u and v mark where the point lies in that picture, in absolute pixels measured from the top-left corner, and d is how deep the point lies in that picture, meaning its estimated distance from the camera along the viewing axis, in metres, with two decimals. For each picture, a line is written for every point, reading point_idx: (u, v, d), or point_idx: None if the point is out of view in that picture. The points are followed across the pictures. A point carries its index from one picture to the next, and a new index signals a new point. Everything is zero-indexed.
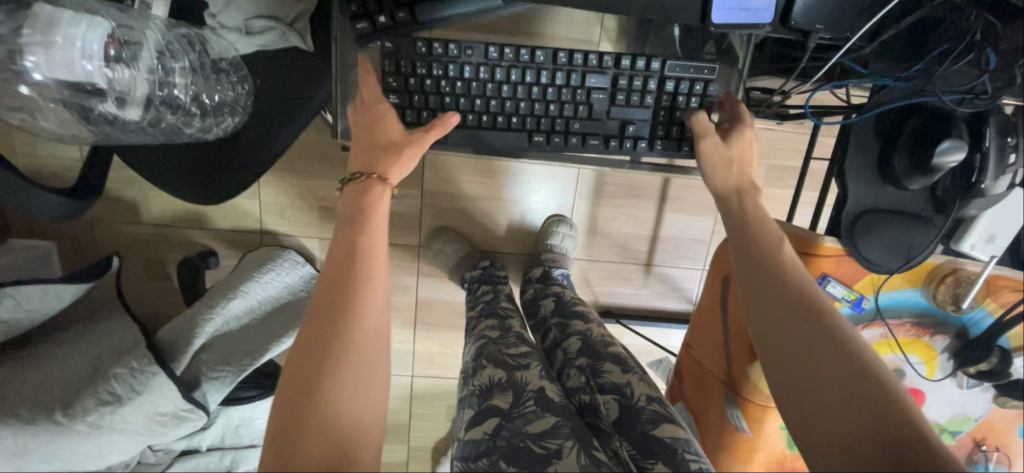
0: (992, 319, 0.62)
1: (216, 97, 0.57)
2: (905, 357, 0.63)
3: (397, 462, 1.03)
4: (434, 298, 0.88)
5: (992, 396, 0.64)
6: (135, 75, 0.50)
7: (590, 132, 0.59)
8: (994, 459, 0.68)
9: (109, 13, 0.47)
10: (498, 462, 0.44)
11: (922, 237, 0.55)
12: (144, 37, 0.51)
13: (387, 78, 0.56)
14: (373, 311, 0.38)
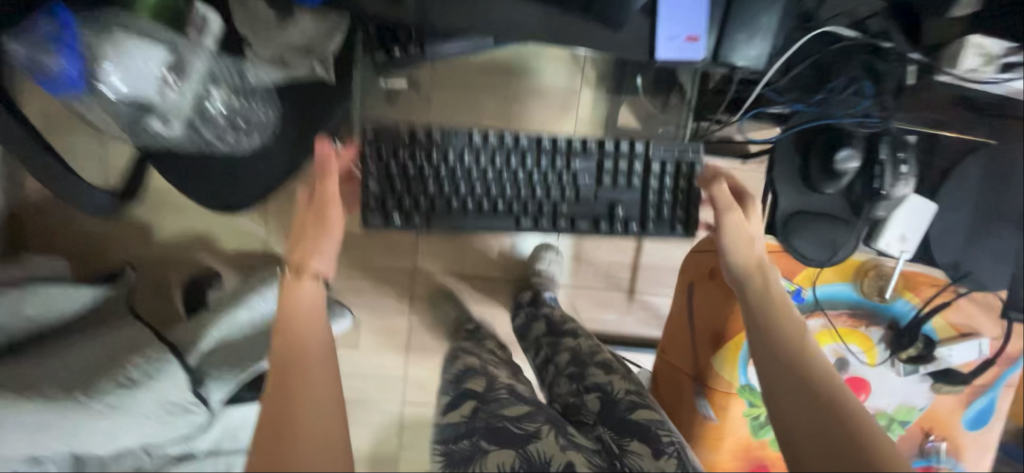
0: (914, 309, 0.67)
1: (249, 118, 0.67)
2: (847, 346, 0.67)
3: None
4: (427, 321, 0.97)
5: (929, 385, 0.68)
6: (182, 96, 0.60)
7: (579, 215, 0.67)
8: (944, 450, 0.69)
9: (171, 43, 0.58)
10: (478, 441, 0.54)
11: (842, 235, 0.62)
12: (196, 62, 0.60)
13: (366, 164, 0.64)
14: (312, 354, 0.48)
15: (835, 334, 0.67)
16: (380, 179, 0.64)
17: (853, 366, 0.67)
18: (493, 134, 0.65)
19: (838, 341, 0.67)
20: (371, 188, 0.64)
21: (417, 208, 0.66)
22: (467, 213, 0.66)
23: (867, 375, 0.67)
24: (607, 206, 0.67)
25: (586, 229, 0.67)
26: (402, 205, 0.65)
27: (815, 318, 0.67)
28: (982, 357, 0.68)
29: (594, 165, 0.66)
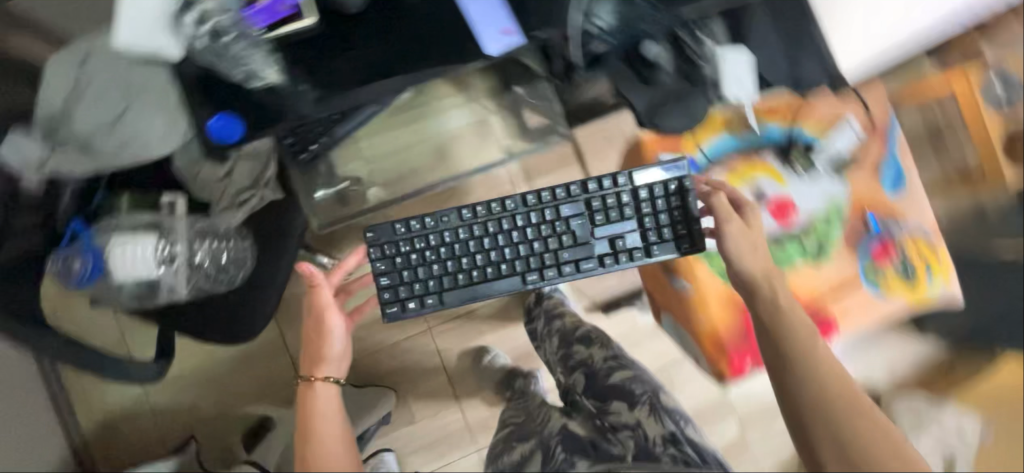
0: (781, 125, 0.81)
1: (228, 256, 0.83)
2: (754, 181, 0.79)
3: None
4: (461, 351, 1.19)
5: (841, 176, 0.78)
6: (175, 267, 0.79)
7: (580, 256, 0.81)
8: (892, 222, 0.77)
9: (156, 220, 0.78)
10: (509, 435, 0.97)
11: (697, 101, 0.76)
12: (176, 228, 0.79)
13: (377, 262, 0.81)
14: (326, 424, 0.67)
15: (737, 176, 0.80)
16: (389, 274, 0.81)
17: (770, 194, 0.78)
18: (477, 208, 0.81)
19: (742, 180, 0.79)
20: (382, 284, 0.81)
21: (430, 289, 0.82)
22: (475, 282, 0.82)
23: (789, 198, 0.78)
24: (608, 241, 0.81)
25: (590, 267, 0.81)
26: (415, 291, 0.82)
27: (715, 173, 0.80)
28: (859, 135, 0.79)
29: (582, 206, 0.81)
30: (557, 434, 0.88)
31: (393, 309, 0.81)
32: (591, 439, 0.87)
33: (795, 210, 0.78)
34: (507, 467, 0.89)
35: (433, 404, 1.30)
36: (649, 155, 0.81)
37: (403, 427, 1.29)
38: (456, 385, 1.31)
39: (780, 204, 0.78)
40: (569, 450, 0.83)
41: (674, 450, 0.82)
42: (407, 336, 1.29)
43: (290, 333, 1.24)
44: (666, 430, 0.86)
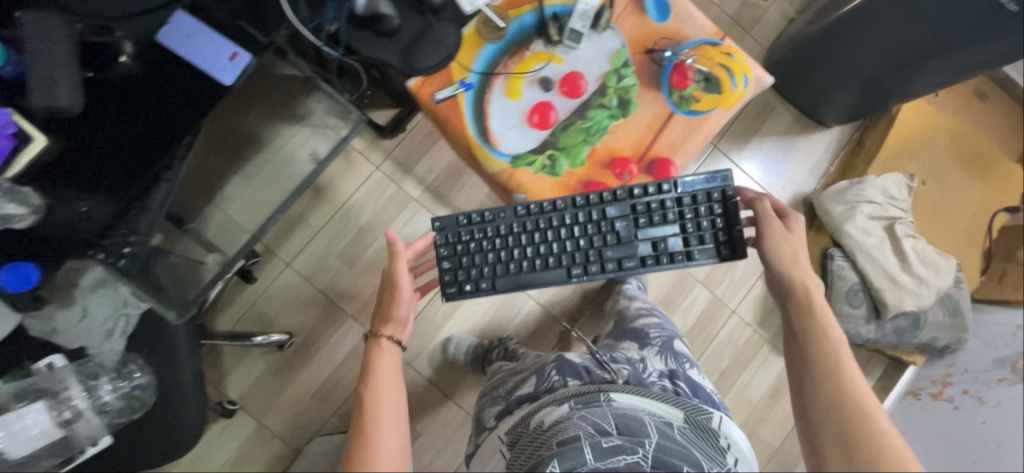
0: (533, 10, 0.77)
1: (131, 384, 0.84)
2: (533, 72, 0.77)
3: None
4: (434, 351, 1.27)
5: (609, 29, 0.78)
6: (86, 417, 0.83)
7: (624, 254, 0.78)
8: (669, 46, 0.79)
9: (38, 387, 0.78)
10: (502, 375, 1.03)
11: (442, 30, 0.73)
12: (67, 385, 0.81)
13: (440, 249, 0.79)
14: (387, 393, 0.68)
15: (517, 76, 0.76)
16: (450, 259, 0.80)
17: (553, 78, 0.77)
18: (531, 204, 0.78)
19: (523, 77, 0.76)
20: (443, 267, 0.79)
21: (486, 275, 0.79)
22: (525, 270, 0.79)
23: (572, 71, 0.77)
24: (648, 243, 0.78)
25: (632, 267, 0.78)
26: (471, 275, 0.79)
27: (496, 84, 0.76)
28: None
29: (627, 210, 0.78)
30: (552, 362, 0.93)
31: (450, 292, 0.79)
32: (587, 365, 0.92)
33: (584, 81, 0.78)
34: (502, 393, 0.97)
35: (427, 415, 1.32)
36: (426, 101, 0.75)
37: (412, 446, 1.31)
38: (439, 385, 1.33)
39: (567, 82, 0.77)
40: (563, 373, 0.90)
41: (665, 382, 0.89)
42: None
43: (268, 415, 1.26)
44: (666, 368, 0.93)
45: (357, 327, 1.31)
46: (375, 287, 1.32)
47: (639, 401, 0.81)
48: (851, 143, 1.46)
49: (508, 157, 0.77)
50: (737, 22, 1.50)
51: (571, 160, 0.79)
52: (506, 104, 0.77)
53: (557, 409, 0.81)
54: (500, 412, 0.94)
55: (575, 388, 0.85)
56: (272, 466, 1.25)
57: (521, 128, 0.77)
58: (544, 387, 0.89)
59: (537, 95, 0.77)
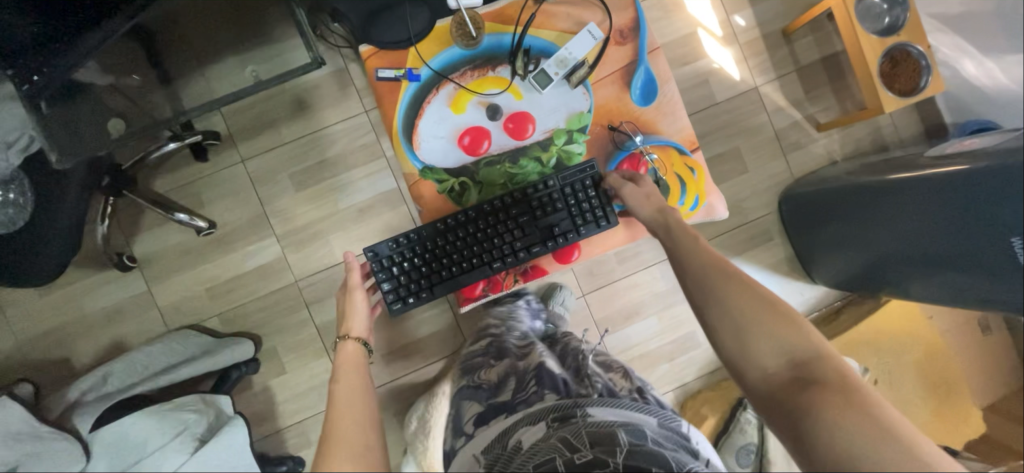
0: (510, 35, 0.87)
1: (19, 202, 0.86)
2: (486, 93, 0.87)
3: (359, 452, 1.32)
4: None
5: (580, 87, 0.88)
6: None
7: (531, 242, 0.88)
8: (630, 130, 0.90)
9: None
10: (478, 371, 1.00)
11: (409, 11, 0.84)
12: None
13: (378, 272, 0.87)
14: (352, 386, 0.68)
15: (468, 90, 0.86)
16: (390, 279, 0.87)
17: (502, 105, 0.87)
18: (448, 218, 0.87)
19: (474, 94, 0.86)
20: (384, 288, 0.86)
21: (424, 286, 0.88)
22: (453, 275, 0.88)
23: (521, 108, 0.88)
24: (549, 228, 0.88)
25: (541, 251, 0.88)
26: (409, 289, 0.87)
27: (447, 87, 0.86)
28: (600, 39, 0.87)
29: (527, 206, 0.88)
30: (533, 370, 0.91)
31: (396, 308, 0.87)
32: (565, 377, 0.88)
33: (529, 124, 0.88)
34: (484, 389, 0.93)
35: (300, 357, 1.31)
36: (370, 69, 0.85)
37: (275, 378, 1.31)
38: (324, 337, 1.32)
39: (512, 119, 0.88)
40: (541, 385, 0.85)
41: (635, 396, 0.87)
42: (275, 288, 1.31)
43: (160, 284, 1.27)
44: (634, 385, 0.91)
45: (277, 247, 1.31)
46: (311, 219, 1.31)
47: (619, 415, 0.74)
48: (828, 311, 1.39)
49: (421, 164, 0.87)
50: (778, 139, 1.42)
51: (479, 194, 0.89)
52: (446, 113, 0.87)
53: (533, 426, 0.75)
54: (477, 416, 0.87)
55: (552, 403, 0.79)
56: (140, 332, 1.26)
57: (448, 141, 0.87)
58: (519, 399, 0.85)
59: (477, 116, 0.87)
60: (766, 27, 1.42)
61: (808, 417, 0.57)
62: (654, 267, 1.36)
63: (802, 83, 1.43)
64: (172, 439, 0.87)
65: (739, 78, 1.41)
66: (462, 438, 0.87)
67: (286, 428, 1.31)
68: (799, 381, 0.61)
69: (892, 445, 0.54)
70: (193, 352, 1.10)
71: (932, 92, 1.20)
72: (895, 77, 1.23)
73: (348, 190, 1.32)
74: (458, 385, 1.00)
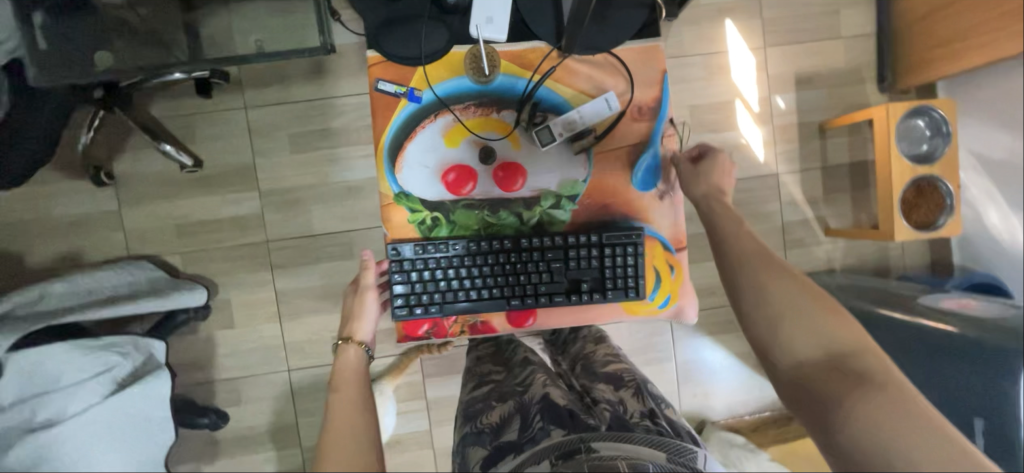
0: (525, 82, 0.86)
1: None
2: (483, 135, 0.86)
3: (287, 424, 1.33)
4: (307, 283, 1.31)
5: (581, 155, 0.88)
6: None
7: (554, 290, 0.87)
8: (621, 212, 0.89)
9: None
10: (489, 404, 0.88)
11: (425, 29, 0.83)
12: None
13: (395, 274, 0.83)
14: (343, 410, 0.64)
15: (466, 128, 0.85)
16: (403, 283, 0.84)
17: (497, 149, 0.87)
18: (480, 241, 0.85)
19: (470, 133, 0.85)
20: (396, 291, 0.83)
21: (435, 300, 0.85)
22: (468, 299, 0.86)
23: (516, 157, 0.87)
24: (575, 282, 0.87)
25: (560, 301, 0.87)
26: (420, 299, 0.85)
27: (446, 117, 0.85)
28: (616, 111, 0.86)
29: (563, 254, 0.86)
30: (538, 403, 0.82)
31: (401, 314, 0.84)
32: (571, 408, 0.81)
33: (520, 176, 0.88)
34: (487, 430, 0.81)
35: (251, 317, 1.30)
36: (370, 78, 0.82)
37: (221, 329, 1.29)
38: (281, 303, 1.30)
39: (503, 167, 0.87)
40: (547, 421, 0.77)
41: (648, 424, 0.79)
42: (245, 243, 1.28)
43: (133, 208, 1.25)
44: (646, 407, 0.84)
45: (256, 203, 1.28)
46: (298, 185, 1.28)
47: (620, 449, 0.66)
48: (780, 415, 1.42)
49: (399, 188, 0.85)
50: (782, 232, 1.39)
51: (451, 232, 0.87)
52: (439, 144, 0.85)
53: (537, 466, 0.66)
54: (485, 460, 0.75)
55: (560, 439, 0.70)
56: (100, 249, 1.24)
57: (434, 174, 0.85)
58: (526, 438, 0.75)
59: (469, 156, 0.86)
60: (804, 117, 1.38)
61: (842, 404, 0.55)
62: (621, 330, 1.36)
63: (823, 183, 1.39)
64: (89, 377, 0.86)
65: (763, 160, 1.38)
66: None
67: (218, 382, 1.30)
68: (834, 372, 0.58)
69: (932, 444, 0.51)
70: (137, 286, 1.09)
71: (946, 234, 1.17)
72: (914, 207, 1.20)
73: (342, 166, 1.29)
74: (461, 433, 0.85)
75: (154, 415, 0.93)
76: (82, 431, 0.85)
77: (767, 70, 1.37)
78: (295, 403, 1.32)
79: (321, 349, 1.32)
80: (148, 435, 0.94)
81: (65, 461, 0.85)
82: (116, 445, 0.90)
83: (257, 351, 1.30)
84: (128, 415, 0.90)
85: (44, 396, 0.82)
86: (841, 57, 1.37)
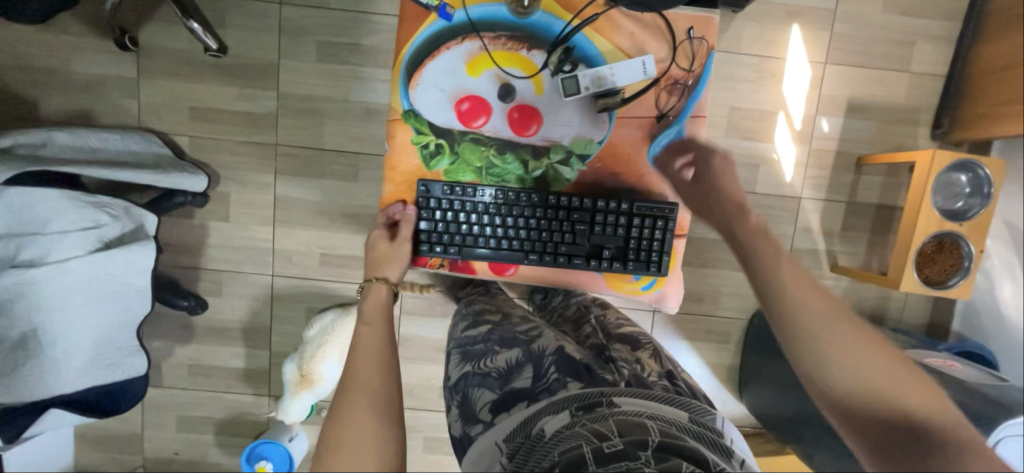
0: (564, 24, 0.83)
1: None
2: (506, 71, 0.84)
3: (260, 327, 1.36)
4: (306, 195, 1.30)
5: (602, 117, 0.87)
6: None
7: (574, 253, 0.87)
8: (629, 185, 0.89)
9: None
10: (495, 344, 0.92)
11: None
12: None
13: (421, 210, 0.85)
14: (366, 378, 0.63)
15: (491, 59, 0.83)
16: (429, 221, 0.86)
17: (518, 89, 0.85)
18: (511, 191, 0.86)
19: (494, 65, 0.83)
20: (420, 227, 0.85)
21: (456, 243, 0.87)
22: (487, 247, 0.88)
23: (535, 103, 0.85)
24: (597, 247, 0.88)
25: (578, 263, 0.89)
26: (441, 239, 0.86)
27: (473, 44, 0.83)
28: (651, 78, 0.84)
29: (590, 216, 0.87)
30: (552, 354, 0.86)
31: (423, 250, 0.86)
32: (587, 363, 0.87)
33: (535, 123, 0.86)
34: (493, 374, 0.86)
35: (247, 215, 1.30)
36: None
37: (215, 221, 1.30)
38: (277, 209, 1.30)
39: (520, 109, 0.85)
40: (562, 372, 0.82)
41: (666, 383, 0.89)
42: (253, 142, 1.28)
43: (149, 79, 1.23)
44: (664, 369, 0.93)
45: (272, 104, 1.26)
46: (317, 95, 1.26)
47: (648, 408, 0.73)
48: None
49: (409, 105, 0.84)
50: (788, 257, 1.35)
51: (452, 163, 0.86)
52: (460, 70, 0.83)
53: (557, 416, 0.72)
54: (495, 404, 0.81)
55: (576, 390, 0.77)
56: (110, 114, 1.24)
57: (449, 100, 0.84)
58: (541, 387, 0.80)
59: (488, 90, 0.84)
60: (845, 146, 1.32)
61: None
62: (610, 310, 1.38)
63: (844, 218, 1.34)
64: (76, 230, 0.87)
65: (789, 180, 1.33)
66: (477, 426, 0.80)
67: (204, 270, 1.32)
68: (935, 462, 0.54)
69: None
70: (142, 159, 1.08)
71: (954, 296, 1.13)
72: (931, 260, 1.15)
73: (366, 86, 1.26)
74: (461, 371, 0.90)
75: (135, 284, 0.94)
76: (59, 280, 0.86)
77: (821, 88, 1.29)
78: (272, 307, 1.35)
79: (308, 262, 1.33)
80: (127, 304, 0.95)
81: (40, 306, 0.85)
82: (92, 306, 0.90)
83: (244, 249, 1.32)
84: (107, 276, 0.91)
85: (31, 237, 0.84)
86: (900, 92, 1.30)
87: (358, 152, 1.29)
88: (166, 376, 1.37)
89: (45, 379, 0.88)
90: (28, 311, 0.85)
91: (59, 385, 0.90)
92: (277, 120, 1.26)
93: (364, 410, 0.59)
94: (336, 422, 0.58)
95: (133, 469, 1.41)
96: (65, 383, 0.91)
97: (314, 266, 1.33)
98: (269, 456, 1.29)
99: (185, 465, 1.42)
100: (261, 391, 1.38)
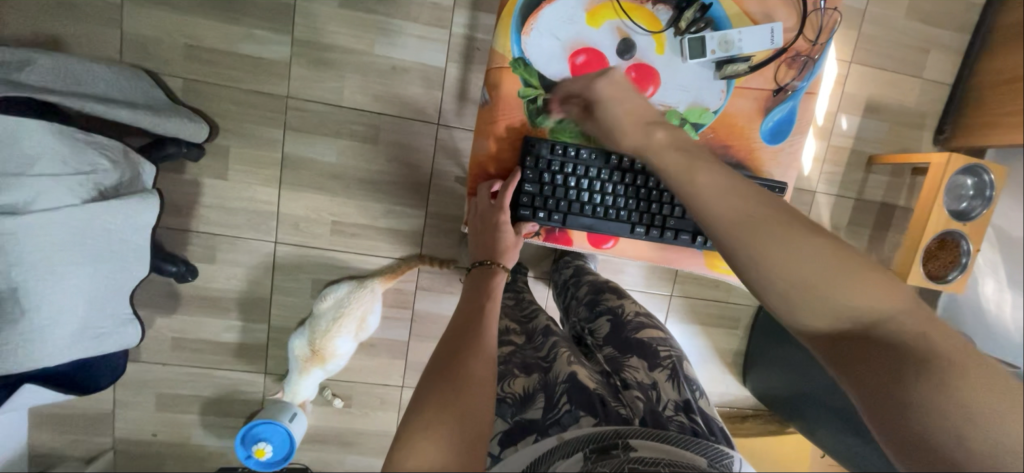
0: None
1: None
2: (630, 23, 0.82)
3: (259, 298, 1.24)
4: (318, 156, 1.18)
5: (722, 87, 0.86)
6: None
7: (682, 226, 0.89)
8: (737, 156, 0.88)
9: None
10: (515, 365, 0.77)
11: None
12: None
13: (526, 171, 0.85)
14: (478, 365, 0.56)
15: (618, 11, 0.82)
16: (533, 184, 0.85)
17: (639, 41, 0.83)
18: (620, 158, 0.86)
19: (619, 16, 0.82)
20: (524, 190, 0.85)
21: (559, 209, 0.87)
22: (591, 215, 0.88)
23: (654, 64, 0.84)
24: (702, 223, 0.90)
25: (683, 237, 0.89)
26: (545, 205, 0.86)
27: None
28: (777, 47, 0.84)
29: None
30: (565, 382, 0.71)
31: (524, 214, 0.86)
32: (602, 394, 0.71)
33: (652, 83, 0.84)
34: (507, 397, 0.70)
35: (249, 174, 1.16)
36: None
37: (210, 177, 1.15)
38: (284, 168, 1.17)
39: (637, 68, 0.84)
40: (576, 404, 0.67)
41: (682, 418, 0.71)
42: (259, 93, 1.13)
43: (136, 8, 1.05)
44: (681, 398, 0.75)
45: (283, 50, 1.12)
46: (338, 44, 1.13)
47: (666, 452, 0.58)
48: (737, 412, 1.48)
49: (519, 52, 0.82)
50: None
51: (560, 121, 0.86)
52: (581, 19, 0.82)
53: (568, 461, 0.57)
54: (505, 435, 0.64)
55: (589, 428, 0.62)
56: (85, 43, 1.05)
57: (563, 51, 0.82)
58: (552, 419, 0.65)
59: (606, 44, 0.82)
60: (859, 144, 1.37)
61: (914, 414, 0.40)
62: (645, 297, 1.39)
63: (852, 213, 1.41)
64: (69, 174, 0.75)
65: (807, 173, 1.37)
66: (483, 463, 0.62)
67: (195, 234, 1.18)
68: (882, 359, 0.42)
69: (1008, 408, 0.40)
70: (136, 100, 0.93)
71: (950, 290, 1.23)
72: (934, 257, 1.23)
73: (393, 39, 1.14)
74: None
75: (134, 243, 0.84)
76: (47, 234, 0.73)
77: (845, 86, 1.34)
78: (273, 277, 1.23)
79: (317, 230, 1.22)
80: (122, 265, 0.84)
81: (23, 262, 0.72)
82: (83, 266, 0.78)
83: (241, 211, 1.18)
84: (102, 232, 0.79)
85: (13, 179, 0.70)
86: (913, 97, 1.36)
87: (380, 113, 1.18)
88: (144, 350, 1.22)
89: (24, 348, 0.75)
90: (6, 267, 0.71)
91: (41, 356, 0.77)
92: (288, 70, 1.12)
93: (459, 390, 0.52)
94: (437, 390, 0.51)
95: (101, 452, 1.25)
96: (48, 354, 0.78)
97: (323, 236, 1.22)
98: (267, 438, 1.18)
99: (164, 448, 1.28)
100: (257, 368, 1.26)
